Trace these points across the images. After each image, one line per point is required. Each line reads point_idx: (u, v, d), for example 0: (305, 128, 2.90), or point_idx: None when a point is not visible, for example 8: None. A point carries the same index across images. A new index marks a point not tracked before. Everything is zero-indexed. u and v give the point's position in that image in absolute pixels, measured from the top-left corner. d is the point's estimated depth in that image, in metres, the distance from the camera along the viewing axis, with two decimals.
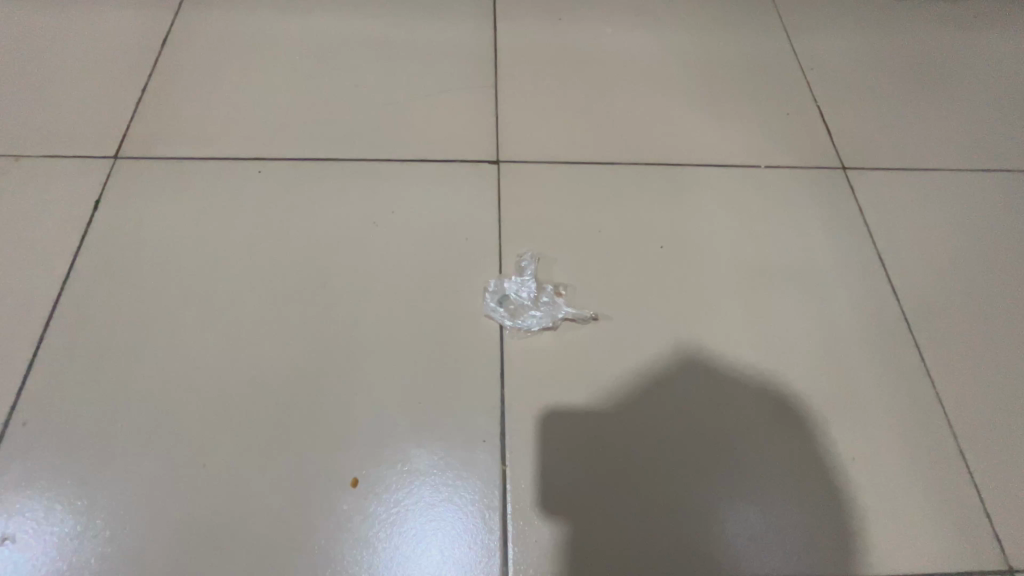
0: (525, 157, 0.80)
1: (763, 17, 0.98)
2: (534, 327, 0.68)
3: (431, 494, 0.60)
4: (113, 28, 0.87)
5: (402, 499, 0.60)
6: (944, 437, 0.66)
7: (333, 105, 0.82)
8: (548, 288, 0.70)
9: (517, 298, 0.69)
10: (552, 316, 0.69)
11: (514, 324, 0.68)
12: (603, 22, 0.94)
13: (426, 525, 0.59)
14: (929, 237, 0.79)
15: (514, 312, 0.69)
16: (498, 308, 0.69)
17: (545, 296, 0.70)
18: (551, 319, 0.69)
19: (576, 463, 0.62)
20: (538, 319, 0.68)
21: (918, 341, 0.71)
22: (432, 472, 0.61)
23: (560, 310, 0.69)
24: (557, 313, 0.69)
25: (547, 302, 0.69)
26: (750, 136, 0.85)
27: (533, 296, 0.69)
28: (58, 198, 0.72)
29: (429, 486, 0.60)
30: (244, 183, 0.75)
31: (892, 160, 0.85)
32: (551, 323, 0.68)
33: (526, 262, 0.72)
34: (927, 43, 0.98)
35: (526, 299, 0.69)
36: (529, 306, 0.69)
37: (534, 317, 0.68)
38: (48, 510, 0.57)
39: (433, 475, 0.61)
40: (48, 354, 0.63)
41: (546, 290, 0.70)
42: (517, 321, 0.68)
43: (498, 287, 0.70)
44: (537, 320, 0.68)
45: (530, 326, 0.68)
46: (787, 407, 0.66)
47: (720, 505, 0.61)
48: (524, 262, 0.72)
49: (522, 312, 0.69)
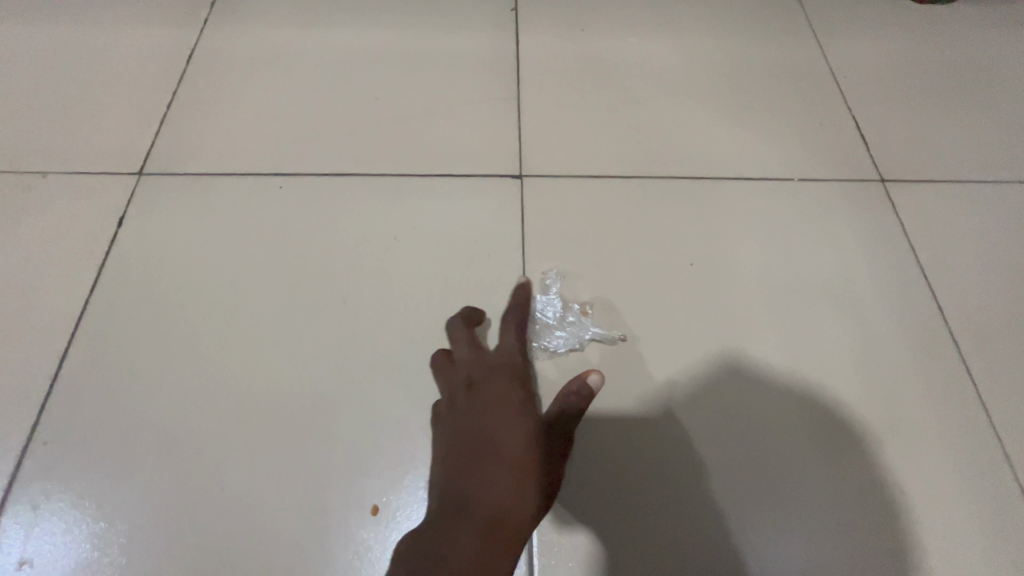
0: (548, 170, 0.78)
1: (792, 25, 0.95)
2: (559, 349, 0.66)
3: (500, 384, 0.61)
4: (140, 43, 0.88)
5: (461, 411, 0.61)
6: (999, 466, 0.61)
7: (355, 118, 0.82)
8: (574, 305, 0.68)
9: (540, 318, 0.67)
10: (579, 339, 0.66)
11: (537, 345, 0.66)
12: (626, 32, 0.93)
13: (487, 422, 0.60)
14: (976, 251, 0.74)
15: (537, 333, 0.67)
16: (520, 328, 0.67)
17: (571, 316, 0.67)
18: (578, 340, 0.66)
19: (604, 490, 0.59)
20: (563, 340, 0.66)
21: (969, 364, 0.67)
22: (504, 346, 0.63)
23: (586, 331, 0.67)
24: (583, 335, 0.66)
25: (573, 322, 0.67)
26: (781, 147, 0.82)
27: (559, 317, 0.67)
28: (84, 212, 0.73)
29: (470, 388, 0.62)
30: (266, 198, 0.74)
31: (933, 171, 0.81)
32: (578, 344, 0.66)
33: (549, 277, 0.70)
34: (967, 47, 0.94)
35: (552, 319, 0.67)
36: (554, 327, 0.67)
37: (558, 339, 0.66)
38: (66, 533, 0.56)
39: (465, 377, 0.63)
40: (69, 371, 0.63)
41: (572, 308, 0.68)
42: (542, 343, 0.66)
43: None
44: (562, 342, 0.66)
45: (555, 348, 0.66)
46: (830, 434, 0.62)
47: (758, 540, 0.58)
48: (546, 277, 0.70)
49: (545, 333, 0.66)
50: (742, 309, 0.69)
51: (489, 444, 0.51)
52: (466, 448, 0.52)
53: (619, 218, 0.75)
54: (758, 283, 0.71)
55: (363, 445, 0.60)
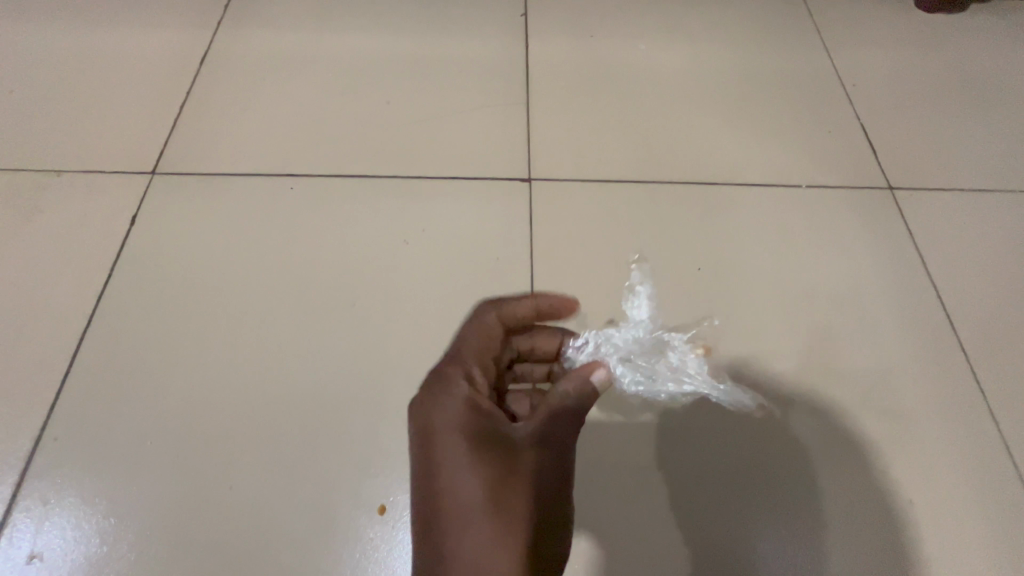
0: (557, 175, 0.78)
1: (800, 33, 0.96)
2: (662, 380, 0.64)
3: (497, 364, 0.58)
4: (154, 45, 0.89)
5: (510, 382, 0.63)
6: (1007, 476, 0.61)
7: (365, 121, 0.83)
8: (683, 345, 0.66)
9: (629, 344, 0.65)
10: (674, 386, 0.64)
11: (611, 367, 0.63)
12: (636, 38, 0.93)
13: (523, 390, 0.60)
14: (985, 259, 0.74)
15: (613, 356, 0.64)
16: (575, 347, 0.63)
17: (676, 351, 0.66)
18: (682, 376, 0.64)
19: (611, 495, 0.59)
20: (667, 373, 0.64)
21: (978, 373, 0.66)
22: (485, 321, 0.56)
23: (687, 381, 0.64)
24: (684, 385, 0.64)
25: (678, 357, 0.65)
26: (789, 153, 0.82)
27: (662, 349, 0.66)
28: (97, 211, 0.74)
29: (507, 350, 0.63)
30: (277, 199, 0.75)
31: (942, 179, 0.81)
32: (682, 379, 0.64)
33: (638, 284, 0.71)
34: (976, 56, 0.94)
35: (647, 347, 0.65)
36: (646, 358, 0.64)
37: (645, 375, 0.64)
38: (76, 528, 0.56)
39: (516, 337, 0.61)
40: (81, 368, 0.63)
41: (680, 346, 0.66)
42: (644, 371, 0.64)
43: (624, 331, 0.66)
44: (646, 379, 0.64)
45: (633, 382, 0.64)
46: (838, 441, 0.62)
47: (764, 546, 0.58)
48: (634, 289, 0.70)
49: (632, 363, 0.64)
50: (751, 316, 0.69)
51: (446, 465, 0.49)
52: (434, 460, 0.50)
53: (627, 223, 0.75)
54: (767, 289, 0.71)
55: (371, 444, 0.61)
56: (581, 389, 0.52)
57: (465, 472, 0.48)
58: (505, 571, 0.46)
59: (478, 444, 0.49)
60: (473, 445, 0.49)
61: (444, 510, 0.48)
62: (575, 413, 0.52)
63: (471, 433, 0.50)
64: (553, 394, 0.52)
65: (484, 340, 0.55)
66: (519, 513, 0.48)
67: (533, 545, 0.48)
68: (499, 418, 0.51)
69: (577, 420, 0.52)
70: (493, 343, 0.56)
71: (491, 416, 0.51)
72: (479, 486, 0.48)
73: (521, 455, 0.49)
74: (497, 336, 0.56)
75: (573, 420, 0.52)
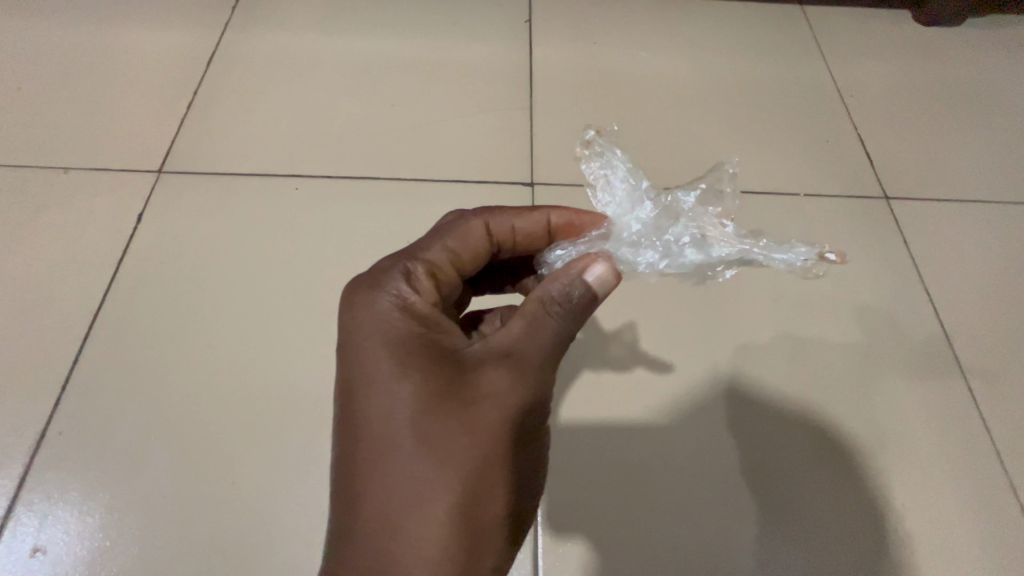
0: (559, 178, 0.79)
1: (800, 43, 0.98)
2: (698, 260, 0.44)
3: (471, 273, 0.49)
4: (162, 45, 0.90)
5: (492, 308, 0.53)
6: (997, 479, 0.63)
7: (370, 123, 0.84)
8: (698, 204, 0.47)
9: (621, 214, 0.47)
10: (698, 255, 0.44)
11: (609, 244, 0.46)
12: (638, 46, 0.95)
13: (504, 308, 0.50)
14: (978, 268, 0.76)
15: (611, 226, 0.47)
16: (570, 246, 0.47)
17: (706, 217, 0.46)
18: (724, 240, 0.45)
19: (608, 493, 0.61)
20: (704, 247, 0.44)
21: (970, 378, 0.68)
22: (468, 224, 0.48)
23: (716, 242, 0.44)
24: (713, 249, 0.44)
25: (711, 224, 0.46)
26: (788, 162, 0.83)
27: (688, 217, 0.46)
28: (104, 208, 0.74)
29: (492, 274, 0.57)
30: (283, 200, 0.76)
31: (937, 188, 0.82)
32: (725, 244, 0.44)
33: (604, 149, 0.50)
34: (971, 69, 0.96)
35: (648, 222, 0.46)
36: (651, 234, 0.46)
37: (655, 249, 0.45)
38: (80, 522, 0.56)
39: (509, 275, 0.57)
40: (86, 363, 0.64)
41: (691, 202, 0.47)
42: (668, 254, 0.45)
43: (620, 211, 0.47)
44: (659, 255, 0.45)
45: (640, 259, 0.45)
46: (833, 445, 0.64)
47: (760, 547, 0.59)
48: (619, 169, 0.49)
49: (634, 237, 0.46)
50: (748, 320, 0.70)
51: (377, 388, 0.39)
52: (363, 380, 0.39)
53: None
54: (764, 295, 0.72)
55: None
56: (564, 300, 0.40)
57: (391, 385, 0.38)
58: (434, 524, 0.36)
59: (416, 363, 0.39)
60: (406, 357, 0.39)
61: (358, 425, 0.39)
62: (557, 333, 0.40)
63: (405, 343, 0.40)
64: (527, 307, 0.41)
65: (455, 244, 0.47)
66: (457, 446, 0.37)
67: (477, 490, 0.37)
68: (451, 333, 0.42)
69: (560, 343, 0.40)
70: (470, 248, 0.48)
71: (438, 327, 0.41)
72: (405, 408, 0.38)
73: (473, 376, 0.39)
74: (478, 242, 0.48)
75: (553, 342, 0.40)
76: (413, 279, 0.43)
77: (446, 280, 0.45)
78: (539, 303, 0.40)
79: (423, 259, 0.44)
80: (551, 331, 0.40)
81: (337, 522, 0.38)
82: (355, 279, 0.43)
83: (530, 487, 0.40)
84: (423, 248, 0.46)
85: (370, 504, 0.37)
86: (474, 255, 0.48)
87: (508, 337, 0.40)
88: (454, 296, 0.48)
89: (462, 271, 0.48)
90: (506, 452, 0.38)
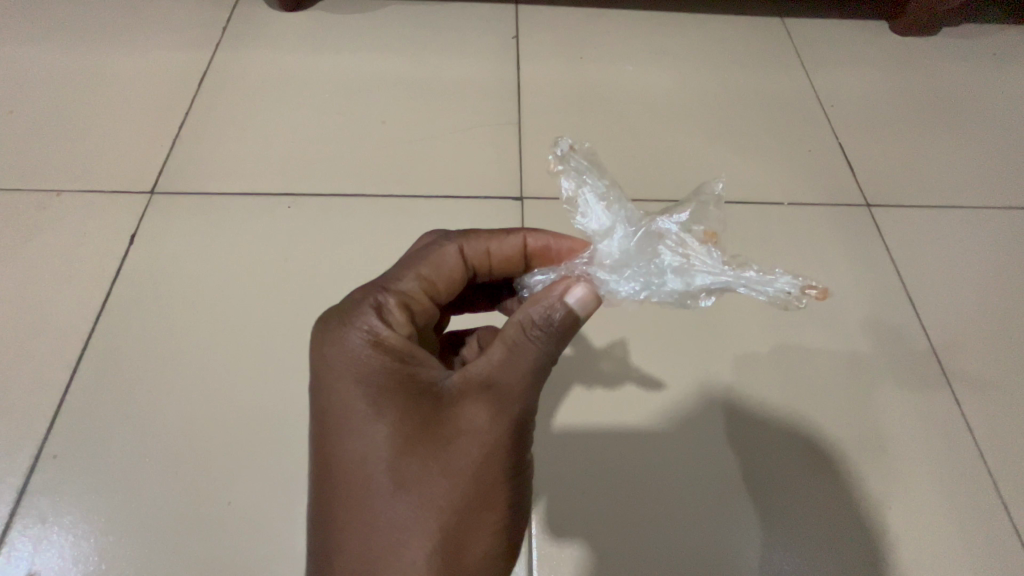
0: (547, 192, 0.81)
1: (781, 55, 1.00)
2: (681, 289, 0.45)
3: (446, 298, 0.49)
4: (154, 66, 0.91)
5: (476, 328, 0.54)
6: (979, 478, 0.64)
7: (361, 141, 0.85)
8: (680, 229, 0.47)
9: (601, 235, 0.48)
10: (679, 283, 0.45)
11: (591, 269, 0.47)
12: (623, 60, 0.97)
13: (484, 331, 0.53)
14: (957, 271, 0.78)
15: (592, 251, 0.48)
16: (551, 272, 0.49)
17: (689, 242, 0.46)
18: (707, 269, 0.44)
19: (599, 502, 0.61)
20: (686, 275, 0.45)
21: (951, 380, 0.70)
22: (441, 251, 0.49)
23: (698, 270, 0.45)
24: (695, 278, 0.44)
25: (694, 249, 0.46)
26: (771, 171, 0.85)
27: (671, 243, 0.46)
28: (96, 230, 0.75)
29: (477, 293, 0.58)
30: (274, 219, 0.77)
31: (916, 194, 0.85)
32: (708, 273, 0.44)
33: (579, 166, 0.50)
34: (946, 76, 0.99)
35: (628, 247, 0.47)
36: (633, 261, 0.46)
37: (637, 278, 0.45)
38: (74, 546, 0.57)
39: (492, 292, 0.58)
40: (79, 386, 0.64)
41: (674, 228, 0.47)
42: (650, 283, 0.45)
43: (603, 232, 0.48)
44: (640, 285, 0.45)
45: (622, 288, 0.46)
46: (819, 450, 0.65)
47: (751, 552, 0.59)
48: (596, 190, 0.49)
49: (615, 264, 0.46)
50: (734, 330, 0.72)
51: (353, 427, 0.39)
52: (338, 420, 0.40)
53: None
54: (750, 304, 0.74)
55: None
56: (545, 323, 0.41)
57: (367, 424, 0.39)
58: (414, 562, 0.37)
59: (390, 400, 0.40)
60: (381, 394, 0.40)
61: (337, 465, 0.40)
62: (537, 359, 0.41)
63: (380, 380, 0.40)
64: (506, 333, 0.41)
65: (428, 271, 0.48)
66: (437, 483, 0.38)
67: (459, 525, 0.38)
68: (428, 364, 0.42)
69: (539, 370, 0.41)
70: (442, 277, 0.48)
71: (414, 359, 0.42)
72: (382, 446, 0.39)
73: (451, 410, 0.40)
74: (452, 268, 0.49)
75: (533, 369, 0.40)
76: (386, 312, 0.43)
77: (421, 309, 0.46)
78: (519, 328, 0.41)
79: (395, 290, 0.45)
80: (531, 358, 0.41)
81: (321, 562, 0.39)
82: (326, 314, 0.44)
83: (517, 517, 0.41)
84: (395, 277, 0.46)
85: (351, 543, 0.38)
86: (449, 282, 0.49)
87: (487, 366, 0.41)
88: (431, 323, 0.49)
89: (437, 298, 0.49)
90: (489, 485, 0.39)
